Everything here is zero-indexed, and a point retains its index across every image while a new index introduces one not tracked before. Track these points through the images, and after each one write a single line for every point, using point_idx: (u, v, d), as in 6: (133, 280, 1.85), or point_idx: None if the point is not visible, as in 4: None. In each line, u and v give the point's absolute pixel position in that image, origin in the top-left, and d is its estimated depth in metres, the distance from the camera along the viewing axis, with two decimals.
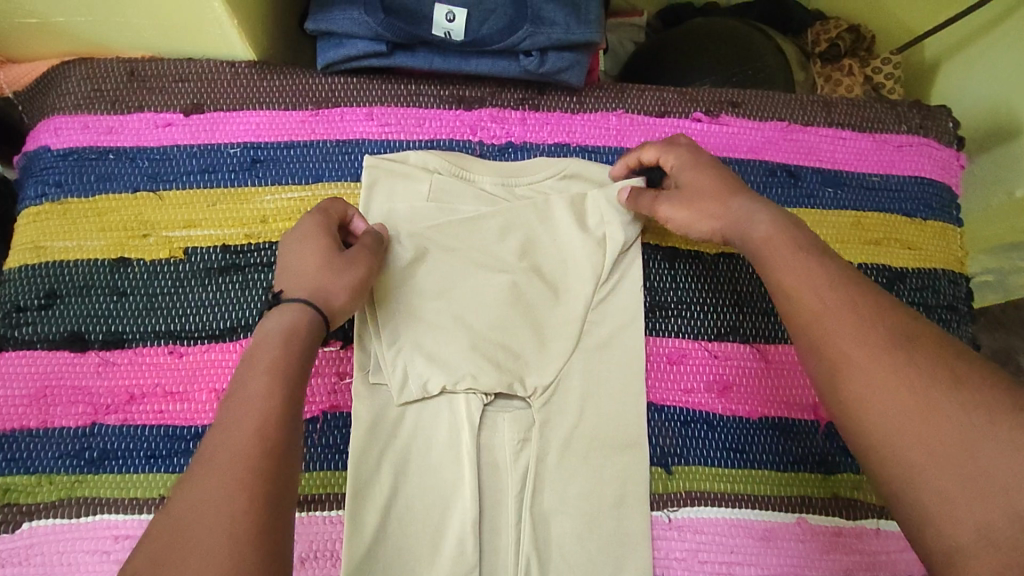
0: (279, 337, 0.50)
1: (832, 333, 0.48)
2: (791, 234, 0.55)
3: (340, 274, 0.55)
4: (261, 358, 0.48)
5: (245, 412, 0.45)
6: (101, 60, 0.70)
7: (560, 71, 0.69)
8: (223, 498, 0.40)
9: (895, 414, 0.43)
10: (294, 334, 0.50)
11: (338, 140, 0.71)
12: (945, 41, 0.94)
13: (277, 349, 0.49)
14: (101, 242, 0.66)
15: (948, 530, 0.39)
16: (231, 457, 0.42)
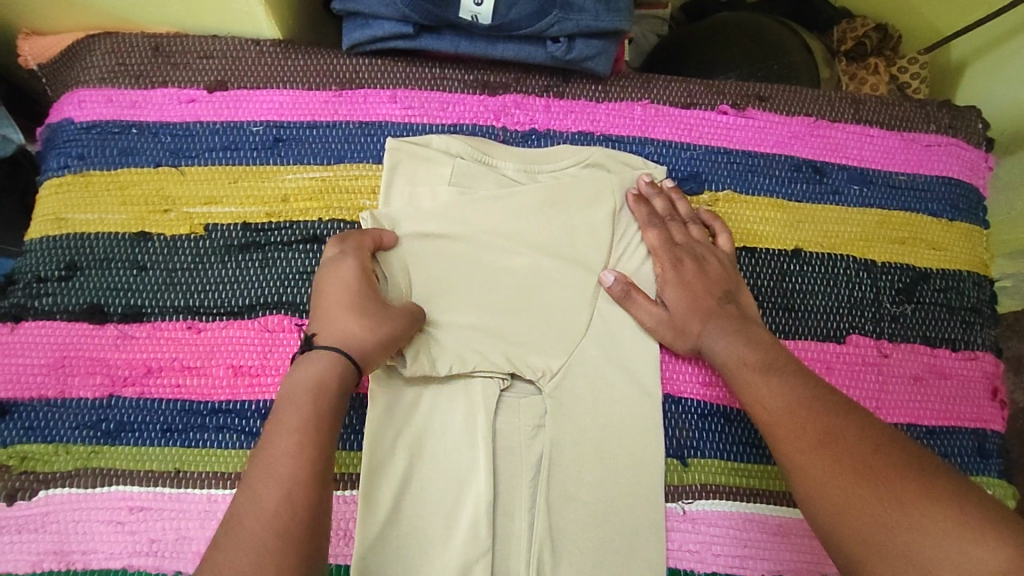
0: (308, 391, 0.51)
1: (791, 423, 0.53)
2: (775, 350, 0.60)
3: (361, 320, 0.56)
4: (287, 404, 0.50)
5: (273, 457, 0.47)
6: (126, 35, 0.70)
7: (587, 59, 0.69)
8: (258, 542, 0.44)
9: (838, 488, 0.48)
10: (324, 386, 0.52)
11: (361, 121, 0.70)
12: (973, 42, 0.93)
13: (307, 407, 0.50)
14: (122, 216, 0.66)
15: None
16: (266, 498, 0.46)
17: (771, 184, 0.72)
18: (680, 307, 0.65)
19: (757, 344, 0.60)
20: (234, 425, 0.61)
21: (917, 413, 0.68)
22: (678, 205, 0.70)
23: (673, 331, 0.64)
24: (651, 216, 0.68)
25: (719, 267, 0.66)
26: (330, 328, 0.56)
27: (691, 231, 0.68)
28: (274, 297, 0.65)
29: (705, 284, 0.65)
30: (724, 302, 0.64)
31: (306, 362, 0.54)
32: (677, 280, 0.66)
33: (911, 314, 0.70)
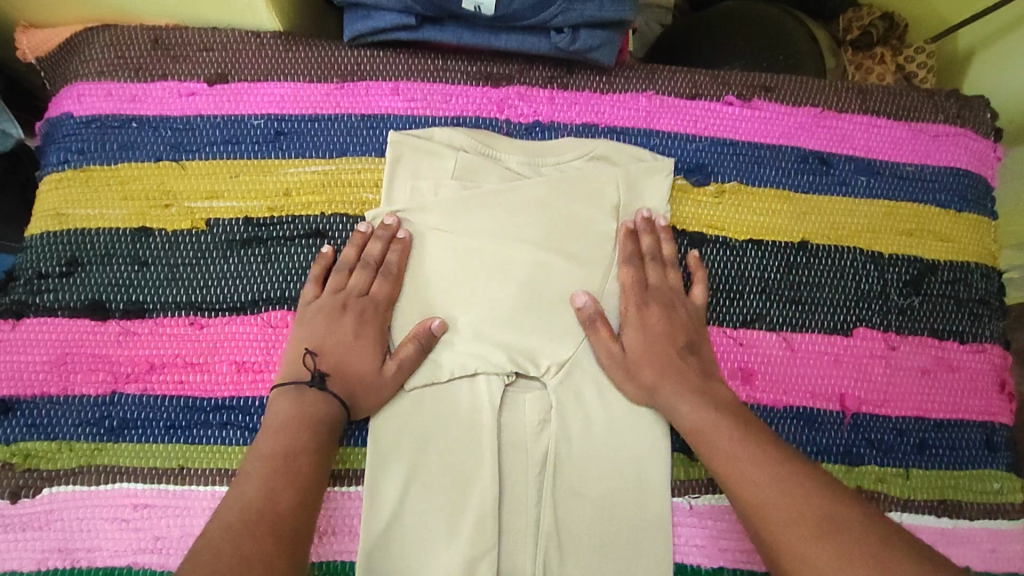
0: (308, 423, 0.57)
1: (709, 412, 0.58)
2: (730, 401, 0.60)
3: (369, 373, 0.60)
4: (287, 422, 0.56)
5: (270, 462, 0.53)
6: (125, 27, 0.69)
7: (591, 50, 0.68)
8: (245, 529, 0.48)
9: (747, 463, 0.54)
10: (322, 418, 0.57)
11: (363, 113, 0.69)
12: (981, 30, 0.91)
13: (307, 435, 0.56)
14: (123, 211, 0.66)
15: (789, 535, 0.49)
16: (259, 491, 0.51)
17: (778, 176, 0.71)
18: (637, 352, 0.63)
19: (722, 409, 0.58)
20: (238, 421, 0.61)
21: (925, 405, 0.67)
22: (666, 245, 0.67)
23: (623, 372, 0.62)
24: (633, 255, 0.66)
25: (685, 323, 0.64)
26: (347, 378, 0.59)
27: (669, 275, 0.66)
28: (278, 292, 0.64)
29: (668, 329, 0.63)
30: (684, 355, 0.62)
31: (314, 394, 0.58)
32: (639, 323, 0.64)
33: (918, 306, 0.70)
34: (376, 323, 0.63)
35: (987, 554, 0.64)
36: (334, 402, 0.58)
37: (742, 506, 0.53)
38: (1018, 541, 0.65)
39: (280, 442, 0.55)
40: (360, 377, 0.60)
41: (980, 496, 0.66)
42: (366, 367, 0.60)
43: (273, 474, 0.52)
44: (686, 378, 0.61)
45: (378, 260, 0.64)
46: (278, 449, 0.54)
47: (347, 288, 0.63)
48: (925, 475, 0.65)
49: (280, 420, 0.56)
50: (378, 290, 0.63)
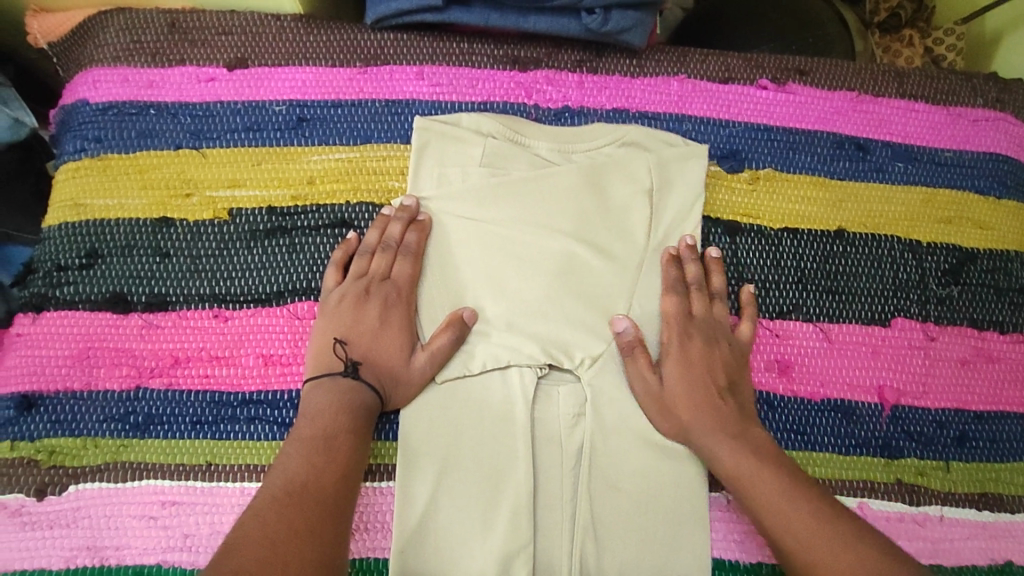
0: (347, 404, 0.55)
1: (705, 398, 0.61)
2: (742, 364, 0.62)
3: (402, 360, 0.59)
4: (325, 408, 0.55)
5: (310, 443, 0.52)
6: (141, 12, 0.68)
7: (623, 32, 0.66)
8: (286, 508, 0.47)
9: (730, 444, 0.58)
10: (360, 399, 0.56)
11: (387, 99, 0.67)
12: (1014, 11, 0.89)
13: (346, 416, 0.54)
14: (143, 201, 0.64)
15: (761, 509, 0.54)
16: (301, 471, 0.50)
17: (813, 162, 0.70)
18: (675, 384, 0.60)
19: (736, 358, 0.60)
20: (266, 416, 0.59)
21: (965, 397, 0.66)
22: (713, 240, 0.65)
23: (660, 406, 0.60)
24: (678, 282, 0.63)
25: (728, 357, 0.62)
26: (379, 367, 0.58)
27: (715, 307, 0.64)
28: (304, 283, 0.63)
29: (708, 370, 0.61)
30: (724, 397, 0.60)
31: (348, 386, 0.56)
32: (681, 355, 0.61)
33: (957, 296, 0.68)
34: (402, 308, 0.61)
35: None
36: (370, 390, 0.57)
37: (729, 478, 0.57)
38: None
39: (318, 423, 0.54)
40: (389, 363, 0.59)
41: (1020, 489, 0.64)
42: (396, 354, 0.59)
43: (313, 456, 0.51)
44: (724, 420, 0.59)
45: (398, 240, 0.62)
46: (317, 432, 0.53)
47: (369, 273, 0.61)
48: (965, 468, 0.64)
49: (318, 403, 0.55)
50: (399, 272, 0.61)
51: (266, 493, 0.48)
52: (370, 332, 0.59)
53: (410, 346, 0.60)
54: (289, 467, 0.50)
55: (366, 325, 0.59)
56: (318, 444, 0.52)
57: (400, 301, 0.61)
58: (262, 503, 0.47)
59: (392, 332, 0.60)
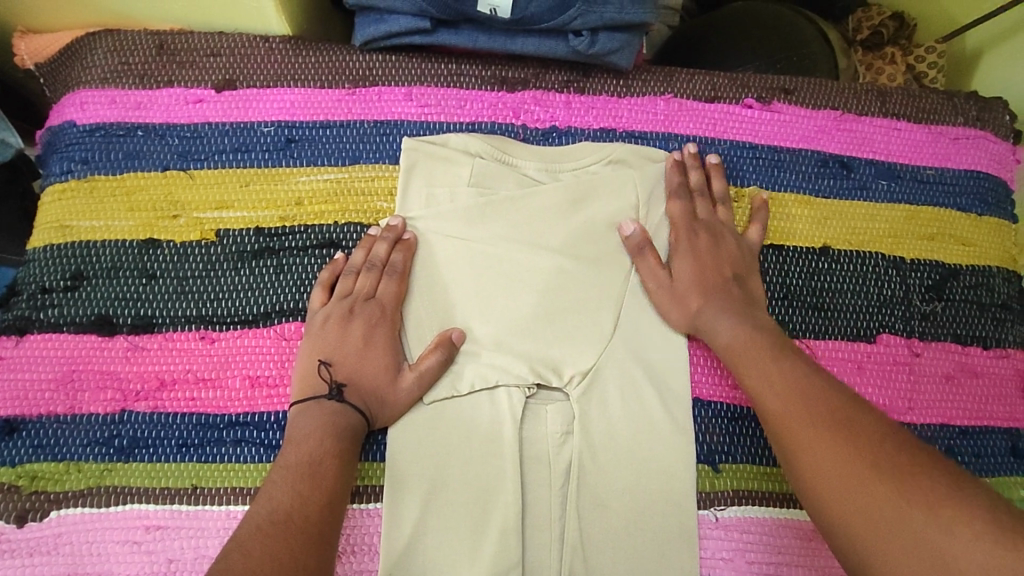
0: (331, 429, 0.55)
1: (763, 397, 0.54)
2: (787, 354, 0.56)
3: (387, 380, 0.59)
4: (311, 432, 0.54)
5: (297, 471, 0.52)
6: (129, 33, 0.68)
7: (610, 53, 0.67)
8: (269, 536, 0.46)
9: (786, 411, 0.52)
10: (344, 424, 0.56)
11: (376, 120, 0.68)
12: (994, 30, 0.90)
13: (330, 440, 0.54)
14: (129, 222, 0.64)
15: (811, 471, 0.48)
16: (288, 500, 0.50)
17: (798, 180, 0.70)
18: (686, 278, 0.63)
19: (762, 329, 0.59)
20: (253, 438, 0.59)
21: (949, 413, 0.66)
22: (716, 184, 0.67)
23: (674, 301, 0.63)
24: (681, 185, 0.67)
25: (736, 251, 0.64)
26: (363, 388, 0.58)
27: (720, 210, 0.67)
28: (291, 304, 0.62)
29: (717, 258, 0.64)
30: (731, 282, 0.63)
31: (336, 409, 0.56)
32: (690, 251, 0.64)
33: (941, 312, 0.69)
34: (389, 327, 0.61)
35: None
36: (358, 413, 0.57)
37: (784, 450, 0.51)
38: None
39: (304, 450, 0.53)
40: (375, 383, 0.58)
41: None
42: (383, 375, 0.59)
43: (299, 483, 0.51)
44: (734, 303, 0.61)
45: (383, 260, 0.62)
46: (304, 457, 0.53)
47: (354, 292, 0.61)
48: None
49: (306, 427, 0.55)
50: (384, 291, 0.61)
51: (250, 522, 0.48)
52: (354, 351, 0.59)
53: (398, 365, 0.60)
54: (274, 495, 0.50)
55: (351, 344, 0.59)
56: (306, 471, 0.52)
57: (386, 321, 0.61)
58: (245, 534, 0.47)
59: (378, 351, 0.59)
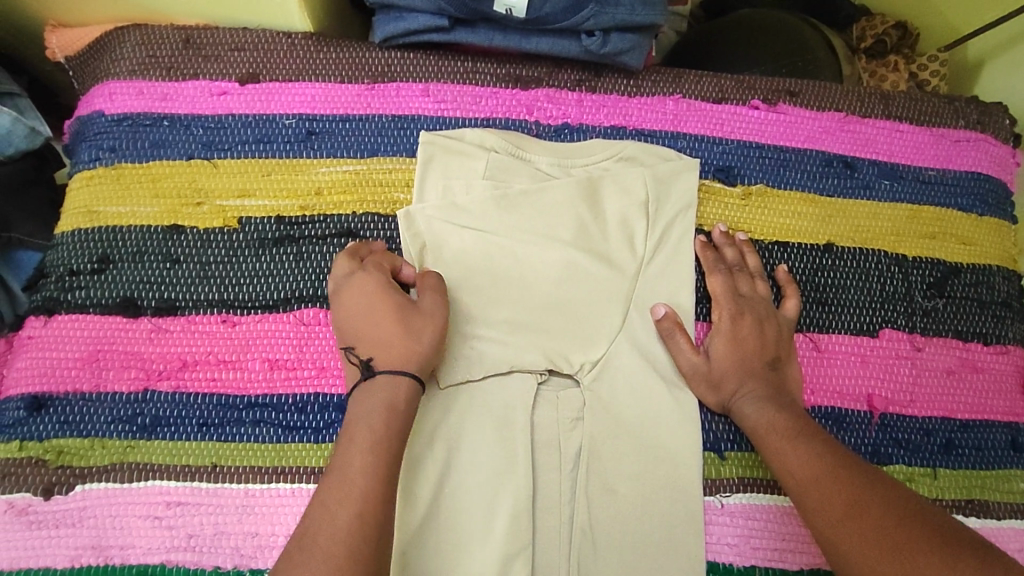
0: (379, 417, 0.50)
1: (779, 449, 0.58)
2: (808, 420, 0.59)
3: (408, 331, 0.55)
4: (362, 419, 0.50)
5: (346, 480, 0.47)
6: (156, 28, 0.70)
7: (621, 53, 0.69)
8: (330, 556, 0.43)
9: (801, 459, 0.56)
10: (393, 412, 0.51)
11: (394, 114, 0.70)
12: (997, 38, 0.92)
13: (378, 430, 0.50)
14: (154, 209, 0.66)
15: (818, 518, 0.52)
16: (344, 516, 0.45)
17: (803, 178, 0.72)
18: (724, 361, 0.63)
19: (788, 410, 0.60)
20: (272, 419, 0.61)
21: (950, 406, 0.67)
22: (750, 258, 0.68)
23: (708, 385, 0.63)
24: (718, 262, 0.67)
25: (775, 334, 0.65)
26: (387, 350, 0.54)
27: (758, 287, 0.67)
28: (309, 290, 0.64)
29: (758, 344, 0.64)
30: (769, 368, 0.63)
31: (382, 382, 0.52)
32: (729, 333, 0.64)
33: (942, 308, 0.70)
34: (377, 278, 0.58)
35: (1014, 553, 0.64)
36: (401, 378, 0.53)
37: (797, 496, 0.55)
38: None
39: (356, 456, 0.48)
40: (392, 334, 0.55)
41: (1006, 495, 0.66)
42: (393, 323, 0.55)
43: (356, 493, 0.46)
44: (765, 384, 0.62)
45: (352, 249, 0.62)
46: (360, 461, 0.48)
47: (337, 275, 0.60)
48: (951, 475, 0.66)
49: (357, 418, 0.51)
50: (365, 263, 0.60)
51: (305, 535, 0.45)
52: (362, 321, 0.56)
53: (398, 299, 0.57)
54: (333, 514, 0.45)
55: (357, 316, 0.56)
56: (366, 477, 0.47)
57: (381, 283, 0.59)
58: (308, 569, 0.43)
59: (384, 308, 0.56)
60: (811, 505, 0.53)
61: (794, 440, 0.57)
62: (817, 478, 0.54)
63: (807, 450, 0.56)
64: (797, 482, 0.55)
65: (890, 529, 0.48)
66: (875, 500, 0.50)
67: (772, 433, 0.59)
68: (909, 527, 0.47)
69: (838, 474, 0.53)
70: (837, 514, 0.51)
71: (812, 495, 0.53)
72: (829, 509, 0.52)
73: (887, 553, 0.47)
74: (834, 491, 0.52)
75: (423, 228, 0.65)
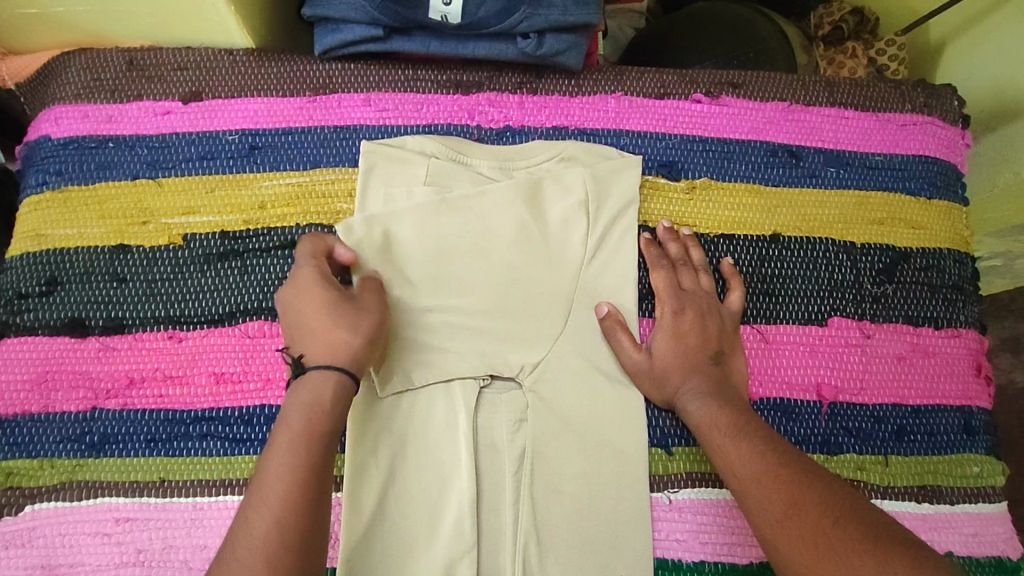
0: (300, 418, 0.51)
1: (720, 447, 0.57)
2: (750, 415, 0.59)
3: (337, 320, 0.55)
4: (285, 422, 0.51)
5: (268, 486, 0.47)
6: (101, 51, 0.71)
7: (557, 54, 0.69)
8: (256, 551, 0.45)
9: (742, 455, 0.55)
10: (316, 410, 0.51)
11: (336, 125, 0.71)
12: (952, 21, 0.91)
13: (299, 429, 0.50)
14: (101, 229, 0.67)
15: (757, 517, 0.52)
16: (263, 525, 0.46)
17: (747, 170, 0.72)
18: (667, 357, 0.63)
19: (731, 405, 0.60)
20: (218, 432, 0.61)
21: (902, 392, 0.67)
22: (692, 251, 0.68)
23: (652, 382, 0.63)
24: (661, 257, 0.68)
25: (719, 326, 0.65)
26: (317, 340, 0.54)
27: (701, 280, 0.67)
28: (254, 303, 0.65)
29: (701, 338, 0.64)
30: (713, 363, 0.63)
31: (307, 380, 0.53)
32: (672, 327, 0.64)
33: (892, 294, 0.70)
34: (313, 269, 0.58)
35: (967, 538, 0.64)
36: (330, 375, 0.53)
37: (738, 493, 0.55)
38: (1000, 525, 0.65)
39: (255, 532, 0.45)
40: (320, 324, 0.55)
41: (959, 480, 0.66)
42: (332, 313, 0.55)
43: (271, 504, 0.46)
44: (711, 381, 0.62)
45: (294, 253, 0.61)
46: (258, 532, 0.45)
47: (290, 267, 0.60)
48: (903, 462, 0.65)
49: (268, 478, 0.48)
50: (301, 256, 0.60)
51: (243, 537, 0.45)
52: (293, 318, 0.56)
53: (346, 304, 0.56)
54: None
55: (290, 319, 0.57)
56: (267, 551, 0.45)
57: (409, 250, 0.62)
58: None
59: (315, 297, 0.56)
60: (751, 503, 0.53)
61: (735, 434, 0.57)
62: (758, 477, 0.53)
63: (749, 445, 0.56)
64: (737, 480, 0.55)
65: (826, 528, 0.48)
66: (814, 496, 0.50)
67: (713, 427, 0.59)
68: (845, 525, 0.48)
69: (779, 469, 0.53)
70: (776, 513, 0.51)
71: (753, 493, 0.53)
72: (769, 507, 0.51)
73: (824, 551, 0.47)
74: (772, 487, 0.52)
75: (372, 239, 0.64)
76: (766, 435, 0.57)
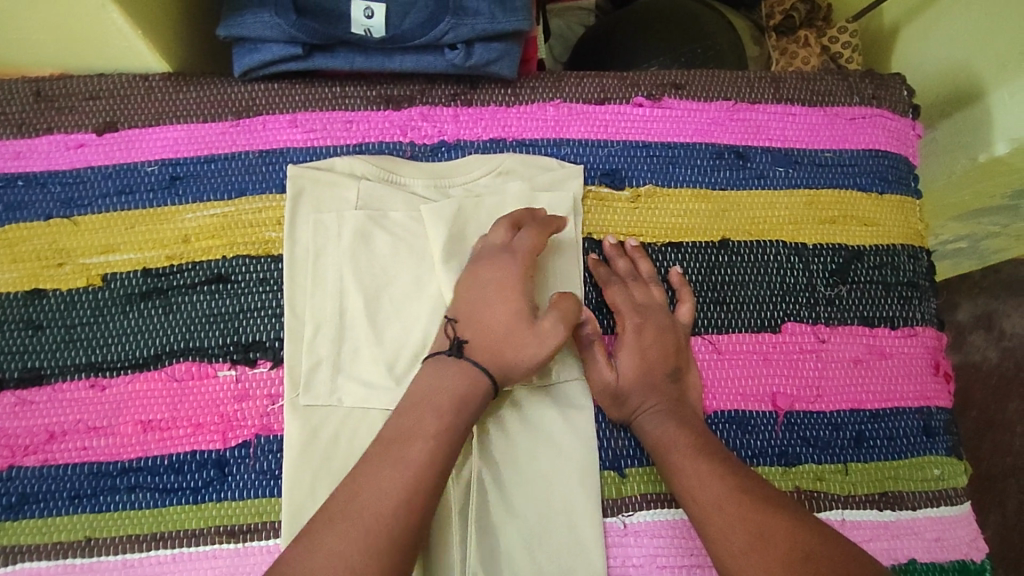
0: (451, 403, 0.53)
1: (678, 470, 0.55)
2: (704, 435, 0.57)
3: (519, 329, 0.57)
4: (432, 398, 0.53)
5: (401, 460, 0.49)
6: (5, 82, 0.67)
7: (489, 63, 0.66)
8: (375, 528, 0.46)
9: (702, 478, 0.53)
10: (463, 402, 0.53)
11: (261, 149, 0.67)
12: (904, 5, 0.89)
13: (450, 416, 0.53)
14: (13, 275, 0.63)
15: (721, 545, 0.50)
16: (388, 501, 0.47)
17: (693, 174, 0.70)
18: (632, 378, 0.60)
19: (687, 425, 0.58)
20: (146, 483, 0.58)
21: (860, 397, 0.65)
22: (642, 263, 0.66)
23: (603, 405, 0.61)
24: (611, 274, 0.65)
25: (676, 340, 0.62)
26: (481, 339, 0.56)
27: (654, 292, 0.65)
28: (181, 343, 0.62)
29: (660, 355, 0.61)
30: (670, 381, 0.61)
31: (456, 368, 0.55)
32: (635, 345, 0.61)
33: (846, 295, 0.68)
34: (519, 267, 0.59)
35: (931, 543, 0.62)
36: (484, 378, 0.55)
37: (697, 518, 0.52)
38: (964, 527, 0.64)
39: (382, 507, 0.47)
40: (503, 326, 0.57)
41: (922, 484, 0.64)
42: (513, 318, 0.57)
43: (403, 484, 0.48)
44: (665, 401, 0.60)
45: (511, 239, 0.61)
46: (381, 506, 0.47)
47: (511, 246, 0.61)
48: (864, 469, 0.64)
49: (409, 452, 0.50)
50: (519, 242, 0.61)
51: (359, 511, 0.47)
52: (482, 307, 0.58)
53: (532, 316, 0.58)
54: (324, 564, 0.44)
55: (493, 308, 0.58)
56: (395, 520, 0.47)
57: (488, 271, 0.59)
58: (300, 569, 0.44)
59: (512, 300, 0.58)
60: (714, 530, 0.51)
61: (691, 456, 0.55)
62: (720, 503, 0.51)
63: (707, 468, 0.54)
64: (697, 505, 0.53)
65: (796, 561, 0.47)
66: (781, 525, 0.49)
67: (668, 450, 0.57)
68: (816, 560, 0.46)
69: (741, 494, 0.51)
70: (742, 542, 0.49)
71: (715, 520, 0.51)
72: (734, 535, 0.49)
73: None
74: (736, 514, 0.50)
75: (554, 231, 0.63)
76: (720, 457, 0.55)
